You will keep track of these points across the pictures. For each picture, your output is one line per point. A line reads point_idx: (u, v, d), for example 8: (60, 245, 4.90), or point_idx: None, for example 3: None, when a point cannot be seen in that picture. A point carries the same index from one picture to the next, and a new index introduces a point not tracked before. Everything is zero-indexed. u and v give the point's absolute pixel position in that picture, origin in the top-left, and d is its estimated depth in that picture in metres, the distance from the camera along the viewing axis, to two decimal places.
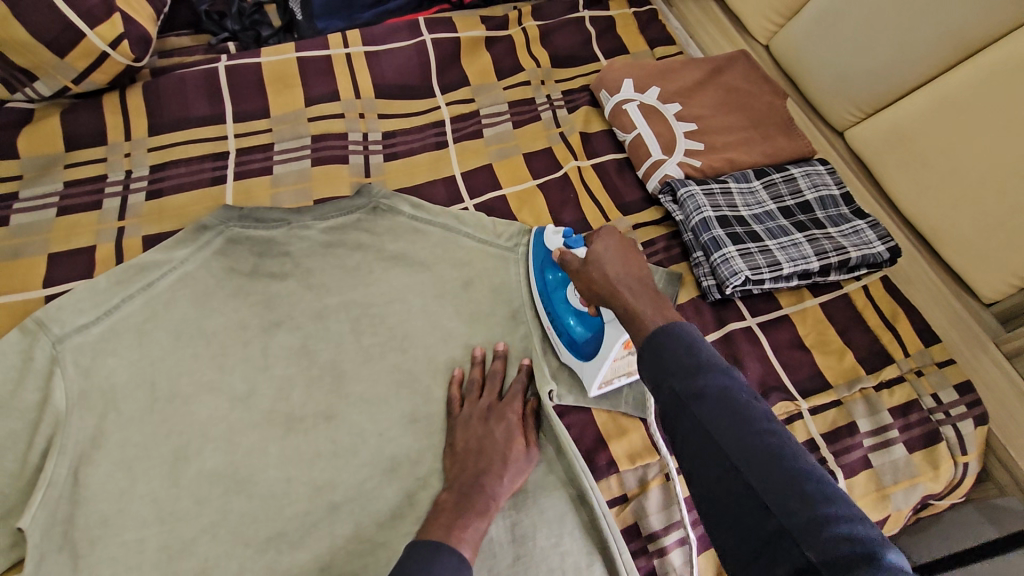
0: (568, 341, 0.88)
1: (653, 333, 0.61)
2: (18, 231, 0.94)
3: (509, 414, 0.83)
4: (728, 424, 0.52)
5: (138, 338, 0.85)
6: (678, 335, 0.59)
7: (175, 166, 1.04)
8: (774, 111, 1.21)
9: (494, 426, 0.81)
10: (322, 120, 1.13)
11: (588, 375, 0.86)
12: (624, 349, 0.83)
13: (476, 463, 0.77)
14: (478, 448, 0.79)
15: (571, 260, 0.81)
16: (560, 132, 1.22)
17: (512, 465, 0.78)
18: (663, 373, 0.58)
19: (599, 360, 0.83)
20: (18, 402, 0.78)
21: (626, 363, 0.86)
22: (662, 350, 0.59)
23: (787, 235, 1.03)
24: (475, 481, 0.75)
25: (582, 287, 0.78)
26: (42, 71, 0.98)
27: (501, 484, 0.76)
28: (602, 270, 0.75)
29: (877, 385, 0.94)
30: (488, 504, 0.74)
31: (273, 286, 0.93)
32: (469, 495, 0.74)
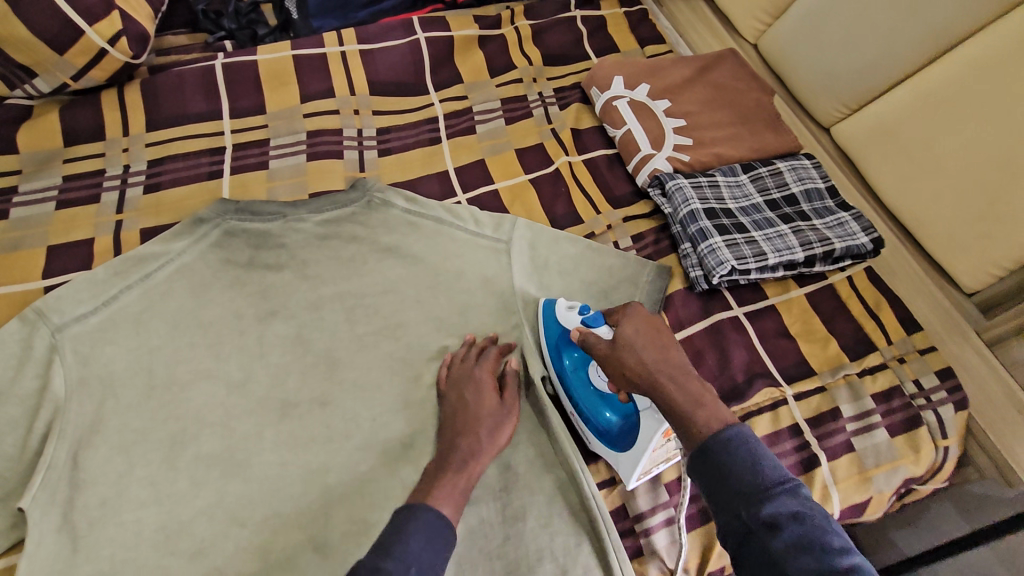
0: (597, 430, 0.84)
1: (711, 445, 0.62)
2: (17, 224, 0.96)
3: (485, 377, 0.84)
4: (803, 556, 0.53)
5: (136, 327, 0.87)
6: (740, 451, 0.60)
7: (172, 161, 1.05)
8: (761, 108, 1.24)
9: (469, 391, 0.82)
10: (317, 116, 1.15)
11: (625, 469, 0.81)
12: (663, 438, 0.77)
13: (453, 430, 0.79)
14: (455, 416, 0.80)
15: (594, 340, 0.78)
16: (551, 128, 1.24)
17: (489, 425, 0.79)
18: (727, 494, 0.58)
19: (637, 453, 0.79)
20: (19, 389, 0.80)
21: (666, 450, 0.80)
22: (727, 470, 0.60)
23: (773, 227, 1.05)
24: (451, 445, 0.77)
25: (608, 370, 0.75)
26: (42, 68, 1.00)
27: (478, 444, 0.77)
28: (635, 354, 0.73)
29: (860, 371, 0.97)
30: (465, 464, 0.74)
31: (269, 277, 0.95)
32: (444, 459, 0.75)
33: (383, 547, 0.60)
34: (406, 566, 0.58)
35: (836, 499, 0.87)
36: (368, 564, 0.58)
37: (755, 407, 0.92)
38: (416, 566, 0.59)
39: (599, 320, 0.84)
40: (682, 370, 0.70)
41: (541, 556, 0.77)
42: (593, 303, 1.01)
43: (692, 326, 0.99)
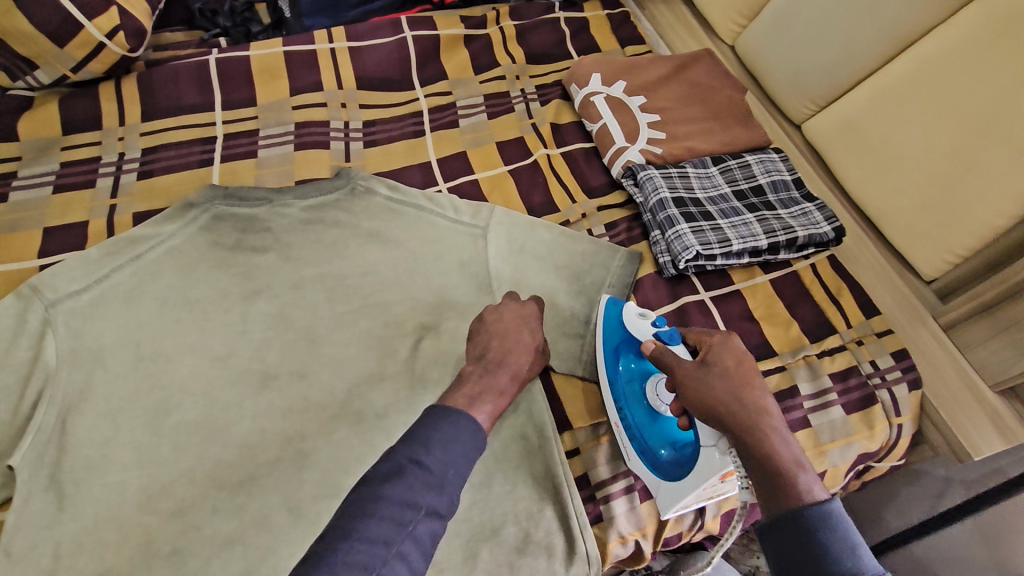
0: (642, 449, 0.86)
1: (807, 514, 0.62)
2: (15, 207, 1.00)
3: (532, 314, 0.91)
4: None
5: (126, 304, 0.91)
6: (839, 532, 0.61)
7: (165, 149, 1.10)
8: (733, 104, 1.28)
9: (518, 320, 0.89)
10: (306, 108, 1.20)
11: (667, 498, 0.82)
12: (718, 479, 0.77)
13: (502, 347, 0.85)
14: (505, 336, 0.87)
15: (677, 360, 0.80)
16: (532, 123, 1.29)
17: (530, 358, 0.87)
18: (813, 567, 0.60)
19: (688, 486, 0.79)
20: (12, 359, 0.84)
21: (715, 489, 0.81)
22: (821, 545, 0.60)
23: (739, 216, 1.09)
24: (500, 361, 0.84)
25: (688, 395, 0.77)
26: (43, 60, 1.05)
27: (519, 368, 0.85)
28: (729, 391, 0.74)
29: (819, 352, 1.01)
30: (508, 383, 0.83)
31: (254, 259, 0.99)
32: (493, 373, 0.82)
33: (427, 443, 0.67)
34: (444, 467, 0.67)
35: None
36: (406, 455, 0.67)
37: None
38: (452, 467, 0.68)
39: (676, 339, 0.84)
40: (773, 415, 0.72)
41: (505, 520, 0.81)
42: (565, 285, 1.05)
43: (659, 309, 1.04)
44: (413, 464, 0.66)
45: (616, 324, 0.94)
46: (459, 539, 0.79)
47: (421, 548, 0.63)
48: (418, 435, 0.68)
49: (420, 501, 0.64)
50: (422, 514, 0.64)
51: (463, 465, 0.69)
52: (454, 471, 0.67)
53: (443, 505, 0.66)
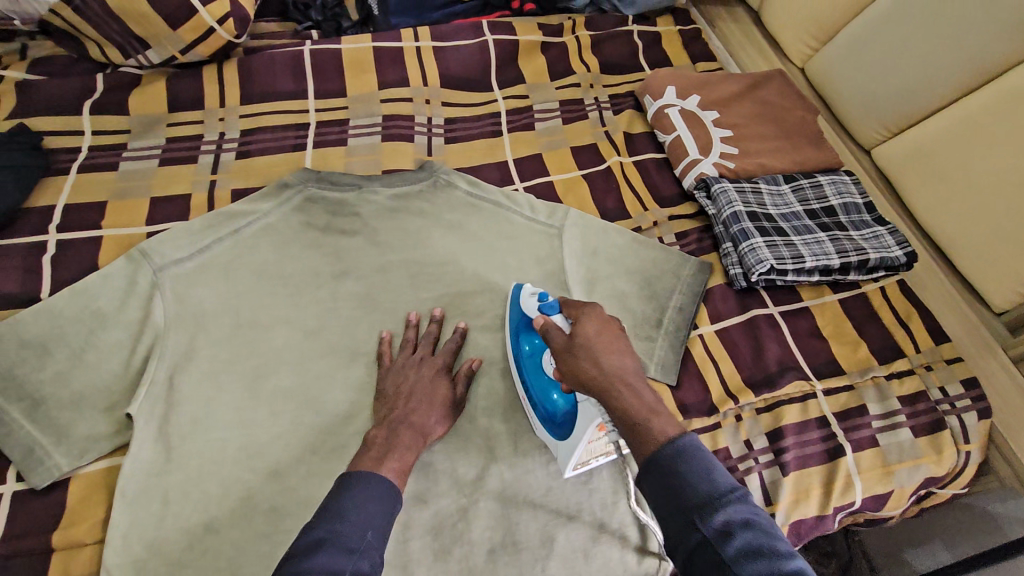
0: (544, 415, 0.84)
1: (663, 454, 0.61)
2: (123, 176, 1.06)
3: (439, 364, 0.89)
4: (754, 562, 0.54)
5: (226, 274, 0.97)
6: (694, 461, 0.60)
7: (262, 132, 1.16)
8: (806, 125, 1.31)
9: (424, 372, 0.88)
10: (393, 103, 1.24)
11: (562, 457, 0.82)
12: (597, 432, 0.78)
13: (404, 403, 0.83)
14: (407, 392, 0.85)
15: (555, 334, 0.77)
16: (605, 131, 1.33)
17: (437, 411, 0.84)
18: (678, 502, 0.59)
19: (573, 442, 0.79)
20: (124, 317, 0.89)
21: (603, 445, 0.80)
22: (680, 478, 0.59)
23: (811, 234, 1.11)
24: (403, 416, 0.81)
25: (566, 371, 0.73)
26: (157, 41, 1.12)
27: (426, 422, 0.82)
28: (592, 357, 0.71)
29: (888, 374, 1.03)
30: (416, 438, 0.79)
31: (343, 241, 1.04)
32: (396, 430, 0.79)
33: (343, 512, 0.64)
34: (361, 533, 0.63)
35: (858, 488, 0.92)
36: (325, 527, 0.62)
37: (784, 396, 0.98)
38: (371, 529, 0.65)
39: (555, 309, 0.85)
40: (628, 371, 0.69)
41: (581, 509, 0.84)
42: (636, 288, 1.08)
43: (728, 319, 1.06)
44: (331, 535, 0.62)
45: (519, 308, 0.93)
46: (537, 520, 0.83)
47: None
48: (333, 506, 0.65)
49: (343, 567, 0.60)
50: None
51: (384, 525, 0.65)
52: (371, 534, 0.64)
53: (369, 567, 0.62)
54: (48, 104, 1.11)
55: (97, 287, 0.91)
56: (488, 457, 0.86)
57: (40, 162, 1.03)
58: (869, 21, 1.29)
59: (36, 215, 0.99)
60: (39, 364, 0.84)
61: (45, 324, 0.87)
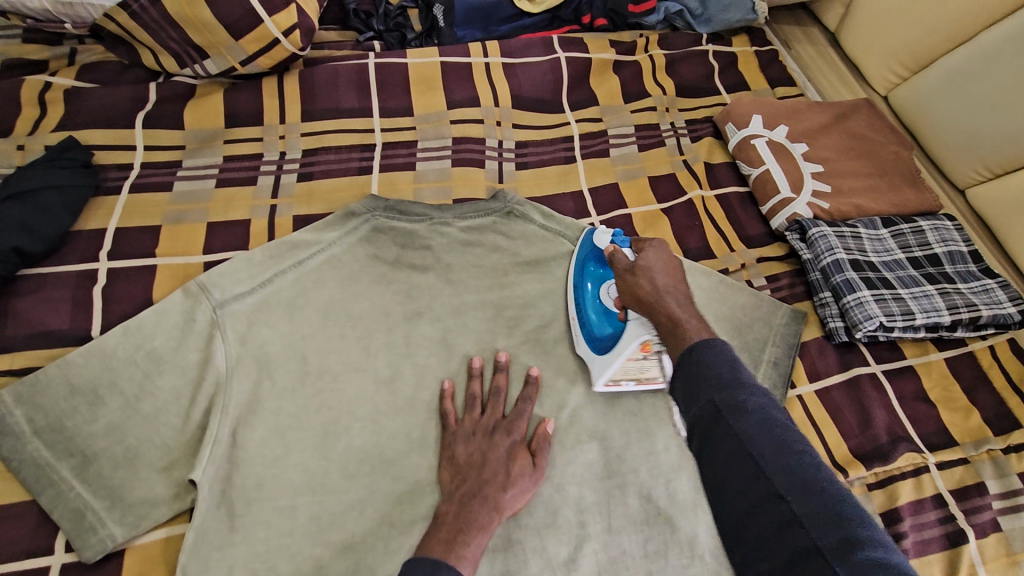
0: (589, 334, 0.90)
1: (695, 347, 0.64)
2: (178, 198, 0.98)
3: (514, 431, 0.82)
4: (765, 438, 0.56)
5: (289, 313, 0.89)
6: (720, 352, 0.63)
7: (326, 153, 1.07)
8: (901, 161, 1.21)
9: (497, 442, 0.81)
10: (463, 124, 1.16)
11: (597, 370, 0.87)
12: (640, 351, 0.86)
13: (479, 475, 0.77)
14: (481, 462, 0.79)
15: (620, 260, 0.86)
16: (683, 159, 1.24)
17: (516, 483, 0.77)
18: (701, 384, 0.61)
19: (614, 356, 0.86)
20: (181, 360, 0.82)
21: (638, 367, 0.87)
22: (703, 363, 0.62)
23: (919, 286, 1.04)
24: (478, 491, 0.75)
25: (624, 290, 0.84)
26: (216, 50, 1.05)
27: (503, 497, 0.76)
28: (650, 279, 0.82)
29: (1005, 448, 0.95)
30: (491, 516, 0.73)
31: (415, 277, 0.96)
32: (469, 505, 0.74)
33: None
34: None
35: None
36: None
37: (896, 469, 0.91)
38: None
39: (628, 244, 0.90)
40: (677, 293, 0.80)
41: None
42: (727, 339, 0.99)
43: (831, 379, 0.98)
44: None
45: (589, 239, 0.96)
46: None
47: None
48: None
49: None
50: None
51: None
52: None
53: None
54: (98, 115, 1.03)
55: (153, 324, 0.83)
56: (581, 535, 0.80)
57: (91, 181, 0.95)
58: (978, 52, 1.19)
59: (86, 240, 0.92)
60: (90, 415, 0.77)
61: (97, 367, 0.79)
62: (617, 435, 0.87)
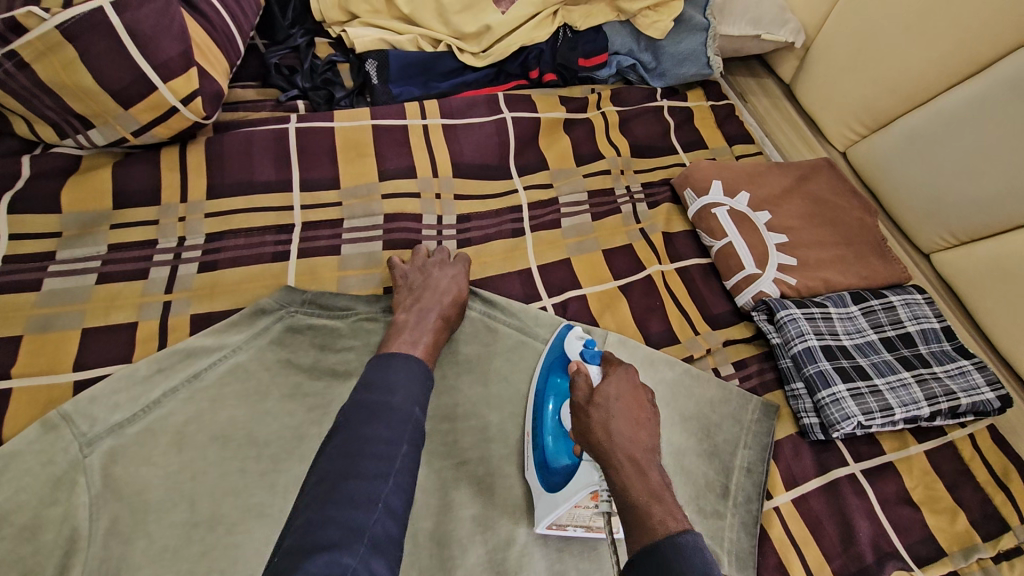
0: (540, 460, 0.77)
1: (659, 546, 0.57)
2: (48, 299, 0.83)
3: (457, 264, 0.93)
4: None
5: (176, 443, 0.74)
6: (691, 556, 0.56)
7: (234, 236, 0.93)
8: (866, 229, 1.14)
9: (442, 270, 0.90)
10: (397, 198, 1.04)
11: (542, 509, 0.74)
12: (591, 498, 0.72)
13: (430, 293, 0.85)
14: (430, 284, 0.87)
15: (580, 387, 0.75)
16: (640, 229, 1.14)
17: (460, 302, 0.88)
18: None
19: (561, 498, 0.72)
20: (32, 521, 0.66)
21: (588, 516, 0.74)
22: (673, 573, 0.55)
23: (895, 373, 0.96)
24: (433, 304, 0.84)
25: (578, 428, 0.73)
26: (101, 120, 0.90)
27: (449, 313, 0.86)
28: (604, 424, 0.70)
29: (995, 555, 0.86)
30: (438, 324, 0.83)
31: (334, 388, 0.83)
32: (426, 316, 0.82)
33: (390, 387, 0.68)
34: (409, 406, 0.68)
35: None
36: (372, 400, 0.67)
37: None
38: (416, 405, 0.69)
39: (596, 358, 0.81)
40: (638, 449, 0.68)
41: None
42: (695, 442, 0.89)
43: (807, 486, 0.88)
44: (384, 406, 0.67)
45: (561, 339, 0.87)
46: None
47: (401, 493, 0.63)
48: (380, 380, 0.69)
49: (398, 440, 0.65)
50: (404, 449, 0.65)
51: (426, 397, 0.71)
52: (419, 410, 0.69)
53: (417, 438, 0.67)
54: None
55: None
56: None
57: None
58: (937, 114, 1.15)
59: None
60: None
61: None
62: None
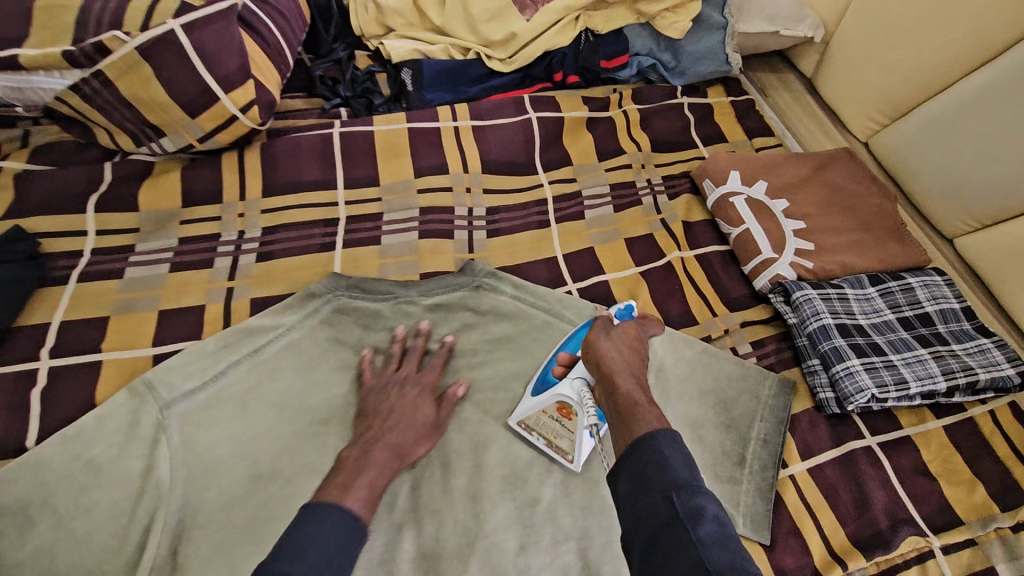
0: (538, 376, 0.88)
1: (656, 435, 0.62)
2: (129, 285, 0.94)
3: (424, 382, 0.87)
4: (720, 551, 0.53)
5: (241, 408, 0.84)
6: (678, 446, 0.61)
7: (287, 229, 1.04)
8: (885, 214, 1.16)
9: (408, 392, 0.85)
10: (430, 193, 1.12)
11: (521, 402, 0.86)
12: (562, 410, 0.83)
13: (383, 424, 0.80)
14: (388, 411, 0.82)
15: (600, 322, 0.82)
16: (661, 219, 1.20)
17: (419, 432, 0.82)
18: (656, 479, 0.58)
19: (538, 395, 0.84)
20: (123, 471, 0.76)
21: (552, 428, 0.84)
22: (661, 455, 0.60)
23: (911, 350, 0.99)
24: (381, 436, 0.79)
25: (585, 350, 0.78)
26: (172, 128, 1.01)
27: (406, 442, 0.80)
28: (615, 348, 0.77)
29: (1014, 525, 0.88)
30: (391, 459, 0.77)
31: (378, 363, 0.92)
32: (369, 451, 0.76)
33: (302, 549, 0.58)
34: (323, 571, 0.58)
35: None
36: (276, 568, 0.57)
37: (899, 557, 0.84)
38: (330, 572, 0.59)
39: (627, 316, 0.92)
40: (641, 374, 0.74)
41: None
42: (713, 415, 0.94)
43: (822, 456, 0.92)
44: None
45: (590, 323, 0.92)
46: None
47: None
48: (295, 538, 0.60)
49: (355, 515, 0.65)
50: None
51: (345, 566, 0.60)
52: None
53: None
54: (47, 201, 0.99)
55: (94, 429, 0.78)
56: None
57: (36, 274, 0.90)
58: (956, 100, 1.17)
59: (27, 337, 0.86)
60: (17, 539, 0.71)
61: (29, 482, 0.74)
62: (596, 532, 0.80)
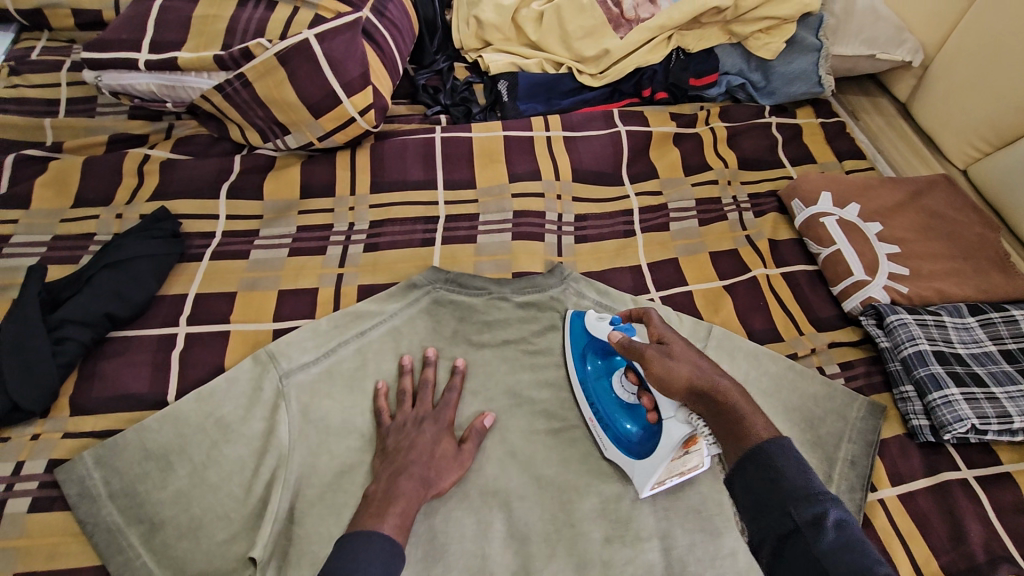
0: (615, 437, 0.85)
1: (766, 450, 0.60)
2: (253, 266, 1.04)
3: (441, 419, 0.86)
4: (846, 561, 0.51)
5: (350, 385, 0.91)
6: (792, 457, 0.59)
7: (392, 224, 1.12)
8: (988, 243, 1.12)
9: (425, 429, 0.85)
10: (524, 197, 1.18)
11: (640, 477, 0.81)
12: (683, 449, 0.77)
13: (406, 456, 0.80)
14: (408, 447, 0.82)
15: (640, 346, 0.78)
16: (746, 235, 1.20)
17: (445, 466, 0.82)
18: (773, 495, 0.57)
19: (654, 463, 0.78)
20: (247, 430, 0.85)
21: (682, 464, 0.80)
22: (775, 470, 0.58)
23: (1015, 383, 0.95)
24: (408, 466, 0.79)
25: (659, 379, 0.74)
26: (297, 127, 1.12)
27: (430, 474, 0.80)
28: (691, 362, 0.73)
29: None
30: (419, 490, 0.77)
31: (471, 353, 0.97)
32: (396, 481, 0.77)
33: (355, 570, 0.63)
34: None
35: None
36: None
37: None
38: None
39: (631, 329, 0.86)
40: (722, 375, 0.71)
41: None
42: (797, 432, 0.95)
43: (914, 484, 0.90)
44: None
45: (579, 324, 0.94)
46: None
47: None
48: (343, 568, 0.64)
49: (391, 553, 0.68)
50: None
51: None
52: None
53: None
54: (187, 188, 1.10)
55: (224, 390, 0.87)
56: None
57: (177, 250, 1.02)
58: None
59: (167, 305, 0.97)
60: (160, 481, 0.81)
61: (171, 431, 0.83)
62: (680, 534, 0.82)
